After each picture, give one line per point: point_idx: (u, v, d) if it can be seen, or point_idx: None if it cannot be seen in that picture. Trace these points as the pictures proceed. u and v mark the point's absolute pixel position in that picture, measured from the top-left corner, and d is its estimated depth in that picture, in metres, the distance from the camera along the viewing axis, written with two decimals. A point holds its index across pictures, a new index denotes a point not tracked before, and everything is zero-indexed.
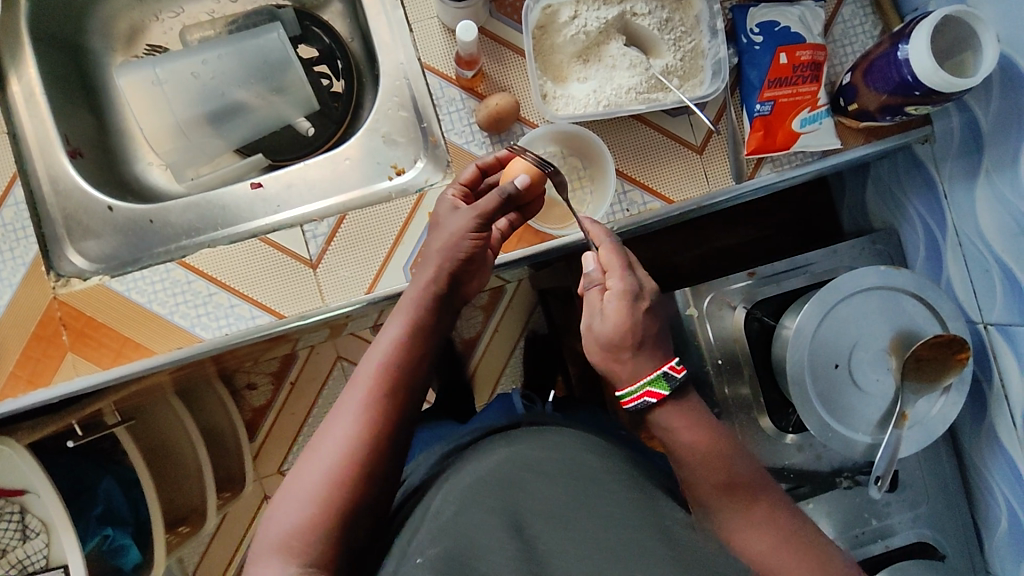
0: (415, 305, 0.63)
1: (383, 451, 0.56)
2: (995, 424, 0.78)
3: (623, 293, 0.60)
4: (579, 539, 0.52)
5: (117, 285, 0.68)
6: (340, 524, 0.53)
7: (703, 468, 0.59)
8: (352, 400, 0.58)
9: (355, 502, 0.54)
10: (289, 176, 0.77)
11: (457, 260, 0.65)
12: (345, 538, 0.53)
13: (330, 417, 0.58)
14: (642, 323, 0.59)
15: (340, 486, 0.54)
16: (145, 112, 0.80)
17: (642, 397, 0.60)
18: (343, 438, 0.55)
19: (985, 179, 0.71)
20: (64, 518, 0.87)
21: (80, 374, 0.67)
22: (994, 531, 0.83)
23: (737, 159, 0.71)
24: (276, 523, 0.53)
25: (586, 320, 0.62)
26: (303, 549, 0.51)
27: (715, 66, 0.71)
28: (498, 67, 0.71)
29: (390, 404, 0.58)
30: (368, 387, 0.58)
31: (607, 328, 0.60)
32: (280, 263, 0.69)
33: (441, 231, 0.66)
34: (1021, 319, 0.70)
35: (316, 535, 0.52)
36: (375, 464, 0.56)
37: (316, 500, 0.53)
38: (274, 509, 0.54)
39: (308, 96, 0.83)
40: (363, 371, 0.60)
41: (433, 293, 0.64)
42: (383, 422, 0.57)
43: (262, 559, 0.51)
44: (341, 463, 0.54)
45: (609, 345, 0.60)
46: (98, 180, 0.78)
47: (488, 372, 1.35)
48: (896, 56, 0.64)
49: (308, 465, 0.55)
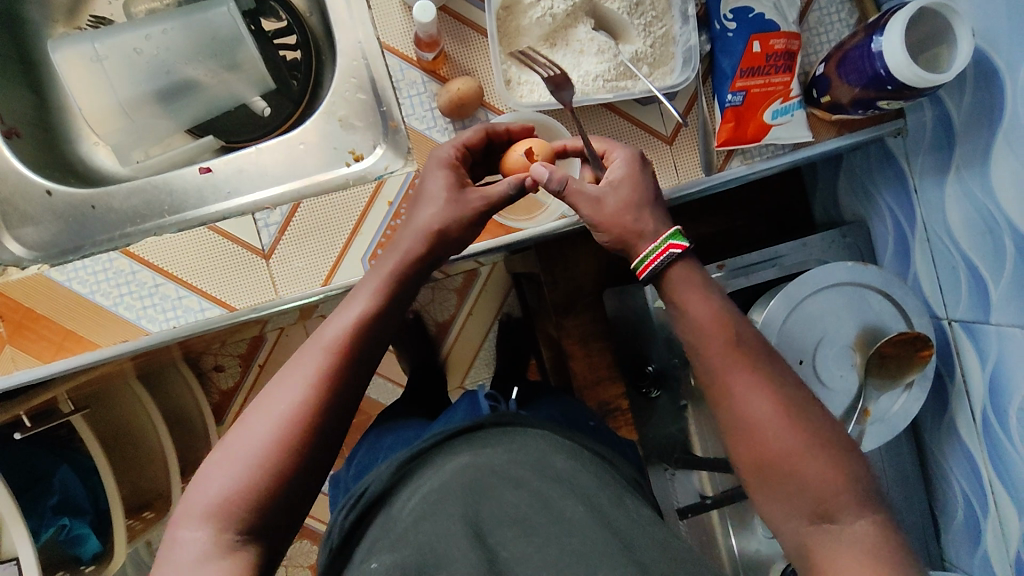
0: (384, 280, 0.57)
1: (329, 426, 0.50)
2: (956, 420, 0.78)
3: (630, 159, 0.61)
4: (524, 542, 0.56)
5: (57, 275, 0.64)
6: (269, 500, 0.47)
7: (696, 345, 0.56)
8: (307, 364, 0.51)
9: (290, 476, 0.48)
10: (240, 160, 0.73)
11: (436, 240, 0.59)
12: (277, 515, 0.48)
13: (277, 375, 0.52)
14: (649, 183, 0.60)
15: (277, 456, 0.48)
16: (82, 91, 0.75)
17: (668, 251, 0.57)
18: (288, 403, 0.49)
19: (955, 175, 0.70)
20: (13, 513, 0.84)
21: (19, 368, 0.65)
22: (951, 522, 0.85)
23: (707, 151, 0.70)
24: (206, 486, 0.47)
25: (589, 196, 0.58)
26: (236, 519, 0.46)
27: (686, 53, 0.68)
28: (461, 50, 0.68)
29: (349, 378, 0.52)
30: (328, 354, 0.51)
31: (620, 196, 0.58)
32: (231, 253, 0.66)
33: (430, 199, 0.60)
34: (985, 317, 0.70)
35: (248, 505, 0.46)
36: (324, 433, 0.50)
37: (249, 467, 0.47)
38: (201, 471, 0.48)
39: (262, 75, 0.79)
40: (323, 338, 0.53)
41: (404, 272, 0.58)
42: (338, 395, 0.51)
43: (182, 521, 0.46)
44: (282, 432, 0.48)
45: (624, 212, 0.58)
46: (37, 162, 0.75)
47: (462, 356, 1.34)
48: (870, 48, 0.62)
49: (244, 425, 0.49)
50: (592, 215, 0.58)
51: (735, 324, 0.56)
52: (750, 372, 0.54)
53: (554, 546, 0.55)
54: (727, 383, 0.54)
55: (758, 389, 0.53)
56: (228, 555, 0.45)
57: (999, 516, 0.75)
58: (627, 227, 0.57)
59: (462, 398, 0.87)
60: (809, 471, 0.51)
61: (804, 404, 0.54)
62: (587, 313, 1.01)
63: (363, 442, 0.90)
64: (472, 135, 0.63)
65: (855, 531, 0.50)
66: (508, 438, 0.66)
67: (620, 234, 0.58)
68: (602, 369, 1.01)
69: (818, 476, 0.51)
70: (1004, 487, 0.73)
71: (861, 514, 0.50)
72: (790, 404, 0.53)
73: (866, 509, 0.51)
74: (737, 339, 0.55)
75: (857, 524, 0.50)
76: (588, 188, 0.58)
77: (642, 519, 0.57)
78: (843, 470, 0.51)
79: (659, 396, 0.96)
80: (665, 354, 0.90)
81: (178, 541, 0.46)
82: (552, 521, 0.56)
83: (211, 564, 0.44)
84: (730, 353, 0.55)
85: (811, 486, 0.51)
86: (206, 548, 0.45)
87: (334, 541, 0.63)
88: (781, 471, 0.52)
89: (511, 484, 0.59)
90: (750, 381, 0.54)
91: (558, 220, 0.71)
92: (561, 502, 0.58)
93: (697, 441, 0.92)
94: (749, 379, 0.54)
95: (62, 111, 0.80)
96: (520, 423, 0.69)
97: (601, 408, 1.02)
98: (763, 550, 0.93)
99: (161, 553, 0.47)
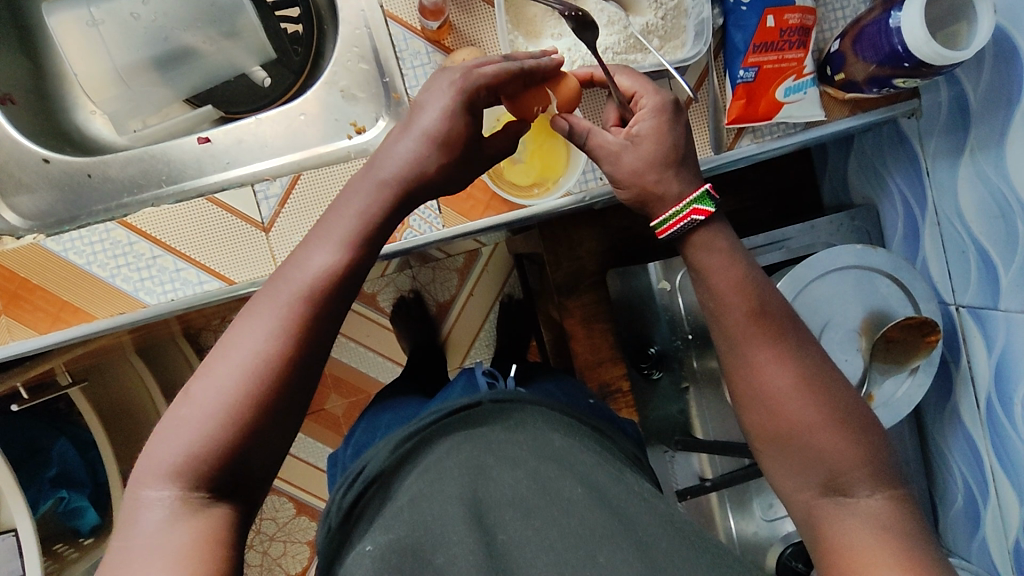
0: (356, 228, 0.52)
1: (296, 381, 0.49)
2: (959, 407, 0.78)
3: (658, 108, 0.58)
4: (523, 523, 0.55)
5: (53, 245, 0.63)
6: (235, 455, 0.47)
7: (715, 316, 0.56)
8: (268, 317, 0.49)
9: (255, 431, 0.48)
10: (239, 131, 0.71)
11: (417, 182, 0.55)
12: (244, 469, 0.48)
13: (237, 325, 0.50)
14: (676, 135, 0.57)
15: (242, 412, 0.47)
16: (77, 57, 0.72)
17: (690, 218, 0.56)
18: (251, 358, 0.47)
19: (969, 158, 0.68)
20: (13, 486, 0.83)
21: (14, 338, 0.64)
22: (950, 506, 0.85)
23: (717, 129, 0.69)
24: (168, 440, 0.47)
25: (609, 149, 0.58)
26: (198, 476, 0.46)
27: (698, 27, 0.66)
28: (466, 18, 0.66)
29: (314, 330, 0.50)
30: (292, 307, 0.49)
31: (640, 153, 0.57)
32: (230, 226, 0.65)
33: (416, 129, 0.55)
34: (994, 303, 0.69)
35: (209, 461, 0.46)
36: (289, 391, 0.49)
37: (212, 423, 0.47)
38: (164, 424, 0.48)
39: (262, 43, 0.77)
40: (286, 288, 0.50)
41: (372, 219, 0.53)
42: (304, 349, 0.49)
43: (147, 479, 0.46)
44: (245, 386, 0.47)
45: (644, 171, 0.56)
46: (33, 129, 0.73)
47: (463, 335, 1.33)
48: (887, 24, 0.60)
49: (204, 380, 0.48)
50: (611, 172, 0.58)
51: (759, 293, 0.55)
52: (762, 352, 0.54)
53: (552, 526, 0.54)
54: (747, 357, 0.54)
55: (772, 366, 0.53)
56: (195, 514, 0.46)
57: (998, 503, 0.75)
58: (647, 186, 0.57)
59: (460, 374, 0.87)
60: (824, 443, 0.52)
61: (818, 386, 0.53)
62: (589, 294, 1.00)
63: (362, 420, 0.90)
64: (493, 78, 0.55)
65: (868, 505, 0.50)
66: (511, 420, 0.65)
67: (640, 192, 0.57)
68: (604, 349, 1.01)
69: (831, 448, 0.51)
70: (1005, 475, 0.73)
71: (876, 489, 0.51)
72: (810, 377, 0.53)
73: (880, 485, 0.51)
74: (759, 304, 0.55)
75: (870, 499, 0.50)
76: (610, 140, 0.58)
77: (642, 501, 0.57)
78: (858, 444, 0.52)
79: (661, 377, 0.92)
80: (667, 335, 0.88)
81: (142, 495, 0.46)
82: (550, 501, 0.56)
83: (178, 524, 0.45)
84: (748, 324, 0.54)
85: (821, 466, 0.51)
86: (173, 509, 0.45)
87: (334, 522, 0.64)
88: (794, 441, 0.53)
89: (511, 466, 0.59)
90: (763, 358, 0.54)
91: (561, 198, 0.69)
92: (559, 481, 0.57)
93: (697, 422, 0.91)
94: (768, 351, 0.54)
95: (59, 77, 0.79)
96: (517, 401, 0.69)
97: (602, 390, 1.02)
98: (761, 532, 0.94)
99: (124, 510, 0.47)
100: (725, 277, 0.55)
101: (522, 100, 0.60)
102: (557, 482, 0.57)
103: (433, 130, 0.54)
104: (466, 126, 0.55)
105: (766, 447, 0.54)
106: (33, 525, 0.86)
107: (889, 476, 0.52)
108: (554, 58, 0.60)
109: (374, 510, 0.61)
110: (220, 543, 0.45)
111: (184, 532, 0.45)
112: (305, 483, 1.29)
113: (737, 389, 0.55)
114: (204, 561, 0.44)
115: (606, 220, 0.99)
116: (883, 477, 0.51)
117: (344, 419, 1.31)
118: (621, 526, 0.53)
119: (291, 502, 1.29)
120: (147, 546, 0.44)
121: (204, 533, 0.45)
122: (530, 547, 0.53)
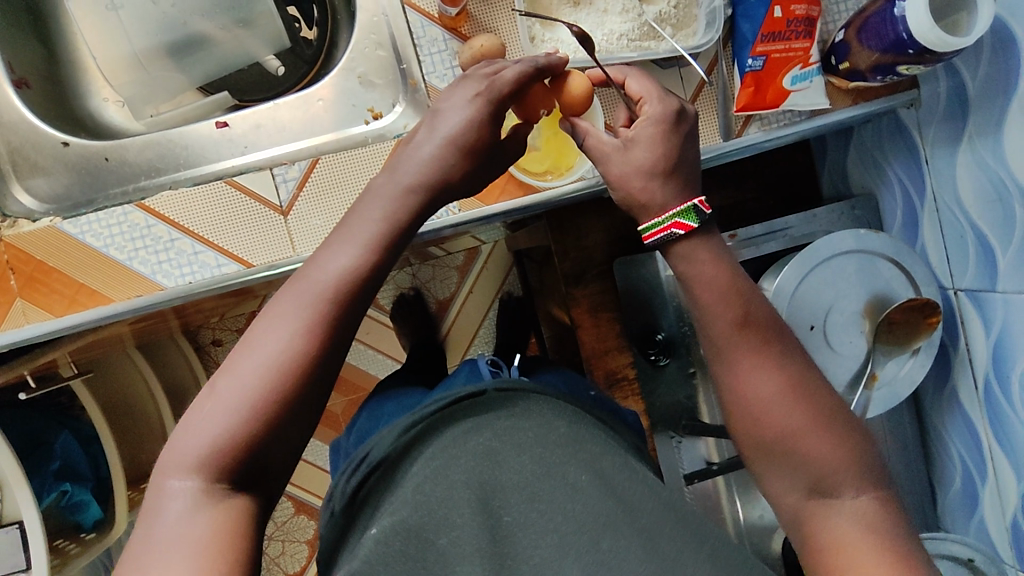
0: (380, 230, 0.53)
1: (319, 380, 0.49)
2: (958, 388, 0.80)
3: (658, 118, 0.58)
4: (526, 506, 0.55)
5: (70, 228, 0.63)
6: (257, 451, 0.48)
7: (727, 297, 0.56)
8: (292, 317, 0.49)
9: (277, 428, 0.48)
10: (257, 116, 0.72)
11: (440, 187, 0.55)
12: (266, 463, 0.49)
13: (260, 323, 0.50)
14: (687, 121, 0.59)
15: (264, 408, 0.47)
16: (97, 41, 0.74)
17: (670, 230, 0.56)
18: (276, 356, 0.48)
19: (968, 145, 0.71)
20: (20, 475, 0.83)
21: (30, 322, 0.63)
22: (948, 490, 0.87)
23: (726, 115, 0.71)
24: (191, 432, 0.47)
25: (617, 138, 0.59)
26: (221, 469, 0.47)
27: (710, 16, 0.69)
28: (483, 6, 0.67)
29: (337, 331, 0.50)
30: (317, 308, 0.50)
31: (628, 159, 0.57)
32: (247, 208, 0.66)
33: (437, 130, 0.55)
34: (992, 285, 0.72)
35: (233, 457, 0.47)
36: (312, 391, 0.49)
37: (236, 418, 0.47)
38: (188, 418, 0.48)
39: (276, 32, 0.77)
40: (310, 288, 0.50)
41: (397, 223, 0.53)
42: (327, 349, 0.50)
43: (171, 469, 0.47)
44: (269, 382, 0.48)
45: (631, 176, 0.57)
46: (49, 113, 0.74)
47: (464, 330, 1.34)
48: (892, 12, 0.63)
49: (228, 376, 0.48)
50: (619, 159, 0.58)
51: (748, 294, 0.57)
52: (772, 328, 0.56)
53: (556, 509, 0.55)
54: (758, 335, 0.56)
55: (776, 348, 0.55)
56: (221, 503, 0.46)
57: (997, 483, 0.77)
58: (633, 193, 0.57)
59: (462, 365, 0.87)
60: (810, 449, 0.53)
61: (807, 381, 0.55)
62: (596, 283, 1.01)
63: (364, 408, 0.90)
64: (514, 83, 0.56)
65: (853, 507, 0.52)
66: (521, 414, 0.62)
67: (625, 197, 0.58)
68: (608, 339, 1.02)
69: (817, 454, 0.53)
70: (1004, 455, 0.75)
71: (861, 490, 0.53)
72: (796, 384, 0.55)
73: (864, 487, 0.53)
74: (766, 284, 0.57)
75: (855, 499, 0.52)
76: (604, 141, 0.59)
77: (649, 483, 0.58)
78: (845, 445, 0.54)
79: (668, 364, 0.94)
80: (674, 325, 0.93)
81: (165, 485, 0.47)
82: (555, 485, 0.56)
83: (199, 515, 0.45)
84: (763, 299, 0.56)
85: (812, 464, 0.53)
86: (195, 501, 0.46)
87: (337, 507, 0.64)
88: (784, 446, 0.54)
89: (518, 451, 0.58)
90: (772, 335, 0.56)
91: (576, 183, 0.71)
92: (565, 467, 0.57)
93: (704, 407, 0.94)
94: (773, 335, 0.56)
95: (73, 63, 0.79)
96: (522, 390, 0.66)
97: (607, 379, 1.03)
98: (766, 517, 0.95)
99: (147, 497, 0.48)
100: (724, 272, 0.57)
101: (529, 103, 0.60)
102: (564, 468, 0.57)
103: (457, 137, 0.55)
104: (490, 129, 0.56)
105: (768, 441, 0.54)
106: (39, 515, 0.85)
107: (877, 469, 0.54)
108: (559, 58, 0.60)
109: (377, 498, 0.60)
110: (241, 533, 0.46)
111: (205, 518, 0.45)
112: (303, 482, 1.29)
113: (740, 372, 0.55)
114: (225, 550, 0.44)
115: (614, 210, 1.00)
116: (873, 463, 0.54)
117: (344, 417, 1.31)
118: (623, 511, 0.54)
119: (290, 501, 1.29)
120: (172, 535, 0.44)
121: (227, 523, 0.46)
122: (535, 530, 0.54)
